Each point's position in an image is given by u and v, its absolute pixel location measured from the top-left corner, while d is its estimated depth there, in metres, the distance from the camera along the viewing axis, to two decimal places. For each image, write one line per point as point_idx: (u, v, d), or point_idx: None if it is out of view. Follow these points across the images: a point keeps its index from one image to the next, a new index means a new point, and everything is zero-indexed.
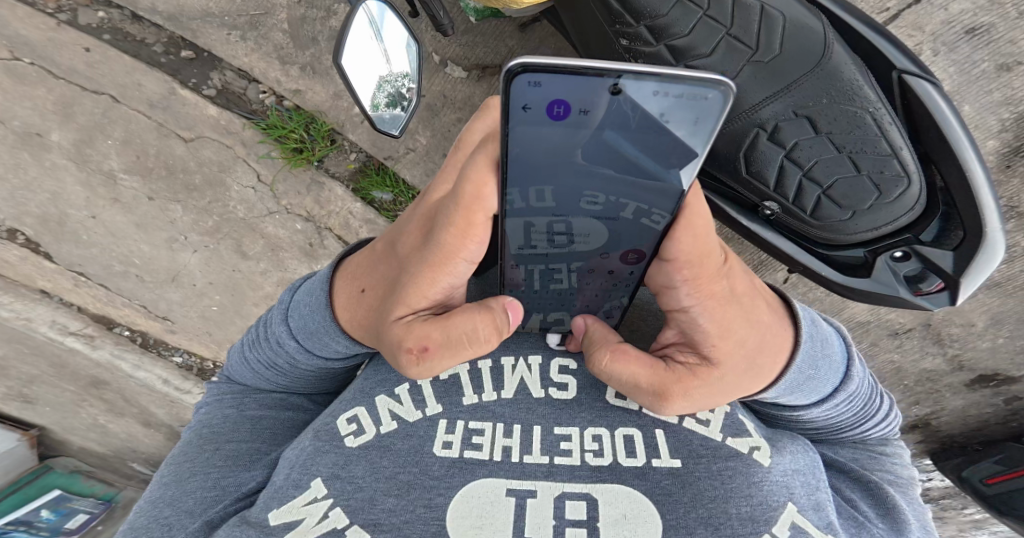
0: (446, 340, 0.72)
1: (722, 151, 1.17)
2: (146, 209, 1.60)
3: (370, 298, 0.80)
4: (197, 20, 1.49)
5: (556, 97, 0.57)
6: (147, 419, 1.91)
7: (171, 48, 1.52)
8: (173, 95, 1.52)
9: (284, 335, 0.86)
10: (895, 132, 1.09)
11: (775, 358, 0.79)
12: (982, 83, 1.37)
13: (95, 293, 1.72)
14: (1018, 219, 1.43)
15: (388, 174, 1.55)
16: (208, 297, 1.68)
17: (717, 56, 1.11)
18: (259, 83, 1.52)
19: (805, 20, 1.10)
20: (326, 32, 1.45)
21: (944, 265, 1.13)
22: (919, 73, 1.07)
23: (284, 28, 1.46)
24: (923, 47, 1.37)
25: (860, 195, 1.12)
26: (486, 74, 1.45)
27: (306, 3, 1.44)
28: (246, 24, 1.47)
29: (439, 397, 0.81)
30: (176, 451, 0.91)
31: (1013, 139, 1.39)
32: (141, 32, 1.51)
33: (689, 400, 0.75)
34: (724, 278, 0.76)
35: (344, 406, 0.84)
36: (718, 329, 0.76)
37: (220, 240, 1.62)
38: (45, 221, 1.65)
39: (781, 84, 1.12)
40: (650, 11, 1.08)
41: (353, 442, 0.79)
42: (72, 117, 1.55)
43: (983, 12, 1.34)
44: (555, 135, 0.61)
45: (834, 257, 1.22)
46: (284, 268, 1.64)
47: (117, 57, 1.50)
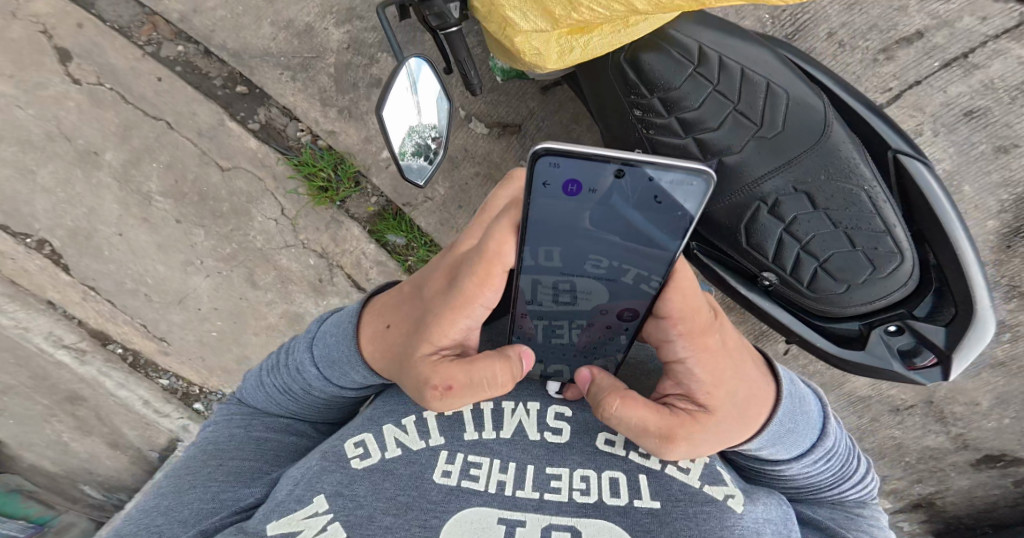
0: (468, 382, 0.76)
1: (725, 222, 1.23)
2: (171, 231, 1.68)
3: (393, 336, 0.83)
4: (257, 58, 1.59)
5: (568, 176, 0.65)
6: (115, 439, 1.89)
7: (229, 83, 1.64)
8: (222, 126, 1.62)
9: (305, 363, 0.90)
10: (889, 210, 1.15)
11: (759, 411, 0.80)
12: (981, 164, 1.43)
13: (100, 308, 1.76)
14: (1019, 299, 1.45)
15: (404, 220, 1.64)
16: (209, 323, 1.74)
17: (724, 129, 1.18)
18: (298, 121, 1.62)
19: (806, 99, 1.17)
20: (366, 79, 1.56)
21: (937, 339, 1.16)
22: (911, 153, 1.15)
23: (330, 72, 1.57)
24: (923, 127, 1.44)
25: (855, 269, 1.17)
26: (506, 132, 1.55)
27: (353, 50, 1.56)
28: (298, 66, 1.58)
29: (441, 430, 0.84)
30: (177, 464, 0.93)
31: (1012, 219, 1.44)
32: (207, 66, 1.63)
33: (690, 444, 0.75)
34: (716, 332, 0.79)
35: (350, 432, 0.86)
36: (713, 379, 0.78)
37: (234, 267, 1.69)
38: (74, 235, 1.70)
39: (783, 159, 1.18)
40: (664, 83, 1.17)
41: (358, 464, 0.81)
42: (129, 139, 1.63)
43: (979, 96, 1.42)
44: (568, 207, 0.69)
45: (830, 329, 1.26)
46: (290, 301, 1.71)
47: (182, 88, 1.61)
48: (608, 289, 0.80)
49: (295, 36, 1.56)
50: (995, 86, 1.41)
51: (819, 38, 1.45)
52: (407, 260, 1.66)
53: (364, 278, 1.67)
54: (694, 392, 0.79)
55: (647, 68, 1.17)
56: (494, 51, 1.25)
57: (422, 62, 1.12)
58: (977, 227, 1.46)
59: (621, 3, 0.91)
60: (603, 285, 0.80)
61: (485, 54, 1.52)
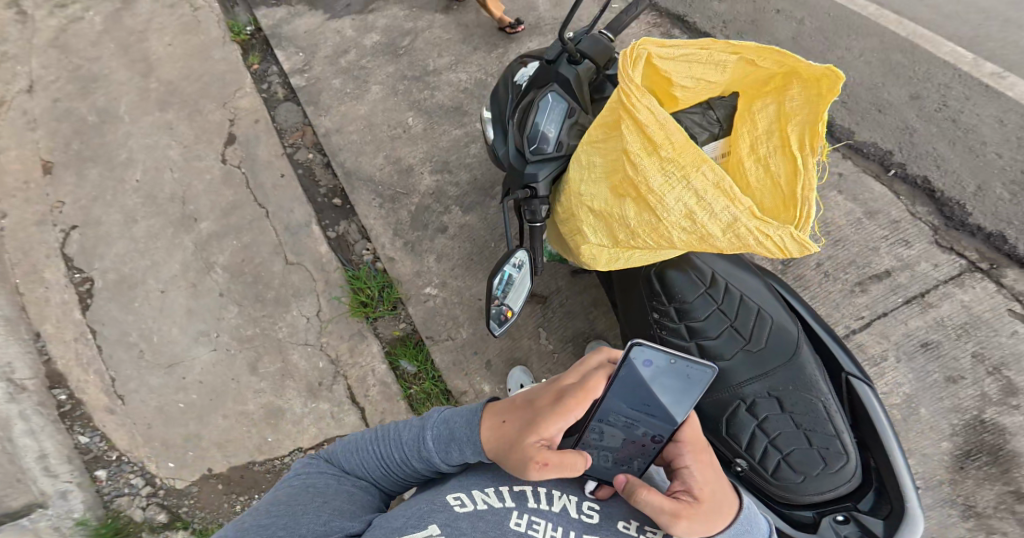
0: (563, 461, 0.74)
1: (711, 412, 1.40)
2: (209, 300, 1.84)
3: (509, 423, 0.79)
4: (361, 182, 1.99)
5: (645, 358, 0.92)
6: None
7: (330, 194, 2.01)
8: (306, 228, 1.92)
9: (420, 439, 0.84)
10: (839, 418, 1.36)
11: (732, 507, 0.78)
12: (934, 390, 1.67)
13: (83, 351, 1.79)
14: (975, 519, 1.56)
15: (422, 351, 1.78)
16: (182, 393, 1.74)
17: (722, 338, 1.44)
18: (368, 241, 1.92)
19: (785, 324, 1.46)
20: (437, 224, 1.90)
21: (878, 531, 1.23)
22: (861, 378, 1.40)
23: (411, 209, 1.93)
24: (888, 352, 1.72)
25: (810, 463, 1.30)
26: (533, 299, 1.80)
27: (433, 199, 1.94)
28: (388, 198, 1.95)
29: (512, 495, 0.74)
30: (265, 501, 0.81)
31: (963, 443, 1.61)
32: (321, 176, 2.04)
33: (695, 524, 0.72)
34: (709, 453, 0.86)
35: (451, 488, 0.78)
36: (704, 479, 0.80)
37: (244, 349, 1.78)
38: (120, 282, 1.87)
39: (763, 369, 1.41)
40: (681, 296, 1.46)
41: (460, 509, 0.72)
42: (227, 216, 1.95)
43: (932, 330, 1.73)
44: (633, 382, 0.92)
45: (789, 514, 1.34)
46: (279, 395, 1.73)
47: (293, 189, 1.98)
48: (624, 447, 0.91)
49: (397, 173, 1.99)
50: (945, 324, 1.73)
51: (810, 267, 1.85)
52: (409, 388, 1.75)
53: (363, 394, 1.73)
54: (692, 487, 0.79)
55: (669, 281, 1.47)
56: (552, 238, 1.52)
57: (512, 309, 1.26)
58: (933, 447, 1.63)
59: (666, 241, 1.10)
60: (618, 448, 0.91)
61: None
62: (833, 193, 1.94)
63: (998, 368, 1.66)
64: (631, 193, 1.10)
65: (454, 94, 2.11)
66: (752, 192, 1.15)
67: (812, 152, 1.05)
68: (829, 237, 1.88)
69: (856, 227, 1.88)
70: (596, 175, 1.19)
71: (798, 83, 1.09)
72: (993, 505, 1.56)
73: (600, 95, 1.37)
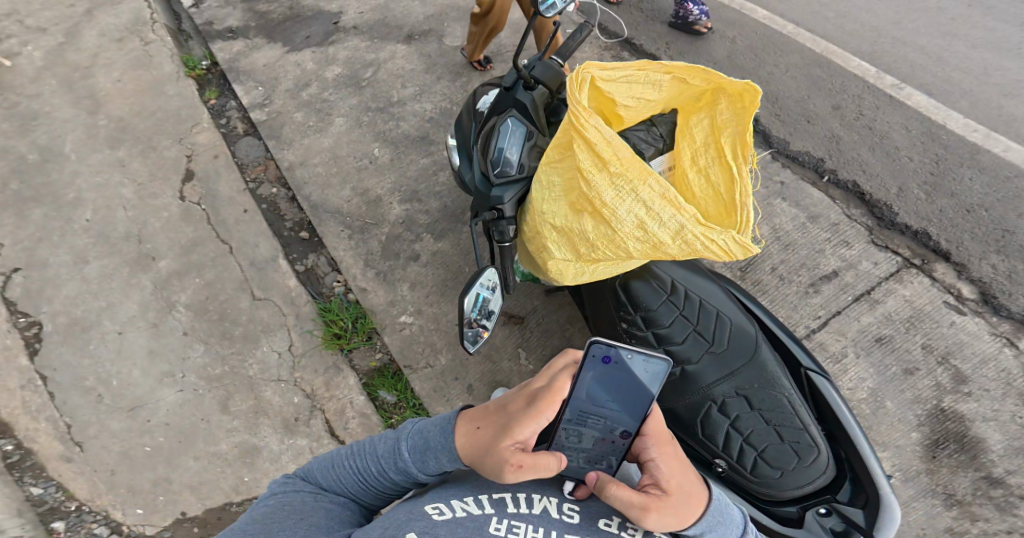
0: (539, 461, 0.72)
1: (686, 416, 1.42)
2: (172, 339, 1.77)
3: (483, 430, 0.78)
4: (329, 214, 2.01)
5: (605, 355, 0.91)
6: None
7: (296, 228, 2.02)
8: (273, 262, 1.91)
9: (397, 452, 0.82)
10: (804, 411, 1.39)
11: (700, 494, 0.78)
12: (895, 383, 1.73)
13: (31, 399, 1.67)
14: (959, 507, 1.57)
15: (401, 380, 1.74)
16: (150, 436, 1.63)
17: (687, 342, 1.47)
18: (338, 273, 1.91)
19: (743, 324, 1.51)
20: (409, 251, 1.92)
21: (859, 519, 1.29)
22: (819, 371, 1.46)
23: (380, 239, 1.95)
24: (847, 348, 1.79)
25: (786, 458, 1.33)
26: (511, 321, 1.81)
27: (404, 228, 1.97)
28: (357, 228, 1.98)
29: (491, 502, 0.73)
30: (238, 522, 0.77)
31: (931, 432, 1.66)
32: (287, 210, 2.06)
33: (666, 515, 0.72)
34: (673, 445, 0.87)
35: (431, 498, 0.76)
36: (670, 471, 0.80)
37: (213, 388, 1.70)
38: (70, 325, 1.78)
39: (728, 368, 1.44)
40: (645, 305, 1.51)
41: (438, 518, 0.70)
42: (188, 254, 1.91)
43: (883, 325, 1.81)
44: (597, 378, 0.92)
45: (773, 510, 1.38)
46: (254, 432, 1.65)
47: (258, 222, 1.99)
48: (597, 446, 0.92)
49: (365, 205, 2.02)
50: (895, 319, 1.81)
51: (766, 272, 1.93)
52: (390, 418, 1.69)
53: (342, 427, 1.66)
54: (659, 480, 0.79)
55: (634, 291, 1.53)
56: (521, 258, 1.54)
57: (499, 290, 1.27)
58: (904, 438, 1.67)
59: (623, 252, 1.13)
60: (591, 447, 0.92)
61: None
62: (777, 200, 2.06)
63: (945, 357, 1.74)
64: (588, 208, 1.13)
65: (419, 123, 2.19)
66: (696, 202, 1.21)
67: (744, 162, 1.12)
68: (780, 239, 1.98)
69: (801, 231, 1.99)
70: (556, 194, 1.22)
71: (725, 98, 1.17)
72: (971, 491, 1.58)
73: (556, 118, 1.40)
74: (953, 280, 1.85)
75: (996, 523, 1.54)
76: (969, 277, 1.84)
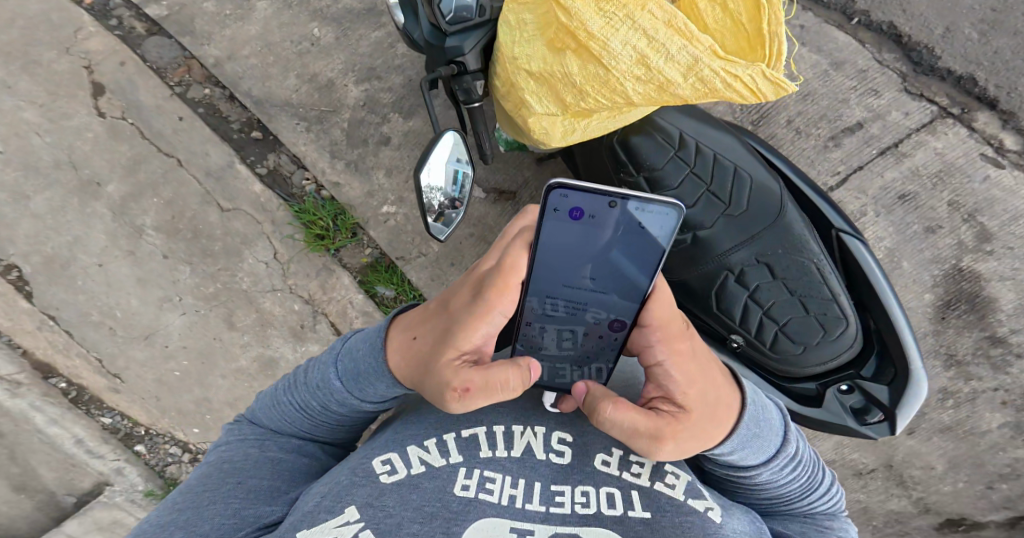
0: (485, 383, 0.72)
1: (699, 288, 1.33)
2: (155, 265, 1.71)
3: (419, 341, 0.76)
4: (277, 107, 1.73)
5: (574, 205, 0.76)
6: (25, 483, 1.78)
7: (245, 128, 1.76)
8: (230, 168, 1.72)
9: (329, 381, 0.80)
10: (833, 280, 1.30)
11: (728, 409, 0.79)
12: (915, 243, 1.61)
13: (54, 339, 1.74)
14: (957, 368, 1.59)
15: (395, 273, 1.71)
16: (173, 361, 1.74)
17: (698, 205, 1.32)
18: (305, 170, 1.74)
19: (765, 181, 1.34)
20: (376, 136, 1.71)
21: (882, 397, 1.27)
22: (851, 232, 1.32)
23: (343, 126, 1.72)
24: (866, 208, 1.63)
25: (809, 332, 1.29)
26: (502, 198, 1.68)
27: (367, 108, 1.72)
28: (314, 118, 1.73)
29: (460, 449, 0.78)
30: (181, 487, 0.80)
31: (943, 294, 1.59)
32: (229, 110, 1.76)
33: (679, 445, 0.75)
34: (688, 339, 0.82)
35: (377, 449, 0.80)
36: (688, 379, 0.78)
37: (213, 307, 1.72)
38: (48, 262, 1.73)
39: (747, 233, 1.32)
40: (649, 164, 1.32)
41: (387, 479, 0.74)
42: (135, 172, 1.72)
43: (909, 181, 1.62)
44: (569, 233, 0.80)
45: (791, 388, 1.35)
46: (266, 344, 1.72)
47: (200, 128, 1.73)
48: (592, 333, 0.93)
49: (316, 90, 1.74)
50: (921, 173, 1.62)
51: (780, 125, 1.67)
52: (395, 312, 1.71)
53: (348, 326, 1.70)
54: (673, 394, 0.79)
55: (635, 149, 1.32)
56: (503, 125, 1.37)
57: (456, 133, 1.12)
58: (916, 300, 1.61)
59: (619, 97, 0.99)
60: (583, 343, 0.95)
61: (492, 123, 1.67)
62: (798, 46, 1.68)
63: (972, 215, 1.60)
64: (571, 44, 0.97)
65: None
66: (711, 34, 0.98)
67: None
68: (803, 90, 1.66)
69: (823, 81, 1.67)
70: (530, 32, 1.06)
71: None
72: (973, 351, 1.59)
73: None
74: (997, 131, 1.62)
75: (989, 382, 1.59)
76: (1016, 126, 1.62)
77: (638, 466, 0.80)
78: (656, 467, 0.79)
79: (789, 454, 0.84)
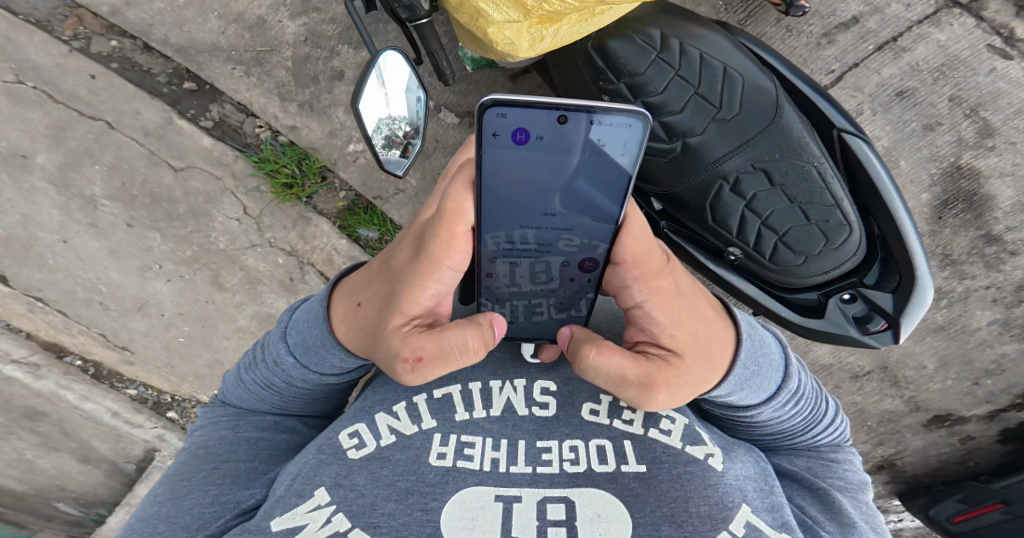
0: (438, 352, 0.78)
1: (692, 203, 1.27)
2: (122, 235, 1.63)
3: (365, 309, 0.85)
4: (205, 54, 1.55)
5: (516, 126, 0.71)
6: (86, 454, 1.84)
7: (175, 79, 1.60)
8: (169, 124, 1.58)
9: (279, 356, 0.89)
10: (836, 184, 1.22)
11: (721, 351, 0.83)
12: (913, 141, 1.49)
13: (50, 319, 1.70)
14: (952, 267, 1.55)
15: (376, 213, 1.62)
16: (175, 328, 1.69)
17: (686, 112, 1.21)
18: (255, 117, 1.61)
19: (759, 80, 1.22)
20: (327, 72, 1.55)
21: (886, 305, 1.25)
22: (854, 131, 1.22)
23: (287, 65, 1.55)
24: (863, 107, 1.49)
25: (810, 241, 1.23)
26: None
27: (310, 43, 1.54)
28: (251, 60, 1.55)
29: (432, 413, 0.85)
30: (167, 476, 0.91)
31: (942, 193, 1.51)
32: (149, 62, 1.59)
33: (671, 391, 0.78)
34: (669, 275, 0.82)
35: (345, 423, 0.86)
36: (672, 321, 0.81)
37: (196, 270, 1.65)
38: (9, 244, 1.64)
39: (741, 139, 1.22)
40: (630, 69, 1.20)
41: (355, 455, 0.81)
42: (63, 141, 1.59)
43: (908, 77, 1.47)
44: (518, 160, 0.75)
45: (791, 299, 1.32)
46: (260, 301, 1.67)
47: (121, 85, 1.57)
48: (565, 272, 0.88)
49: (247, 30, 1.54)
50: (920, 68, 1.47)
51: (770, 23, 1.48)
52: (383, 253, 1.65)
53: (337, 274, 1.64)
54: (660, 338, 0.83)
55: (613, 54, 1.20)
56: (465, 42, 1.26)
57: (394, 50, 1.07)
58: (914, 201, 1.52)
59: None
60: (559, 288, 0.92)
61: (451, 43, 1.51)
62: None
63: (974, 109, 1.47)
64: None
65: None
66: None
67: None
68: None
69: None
70: None
71: None
72: (967, 251, 1.53)
73: None
74: (1009, 19, 1.44)
75: (982, 280, 1.55)
76: None
77: (630, 412, 0.86)
78: (649, 414, 0.85)
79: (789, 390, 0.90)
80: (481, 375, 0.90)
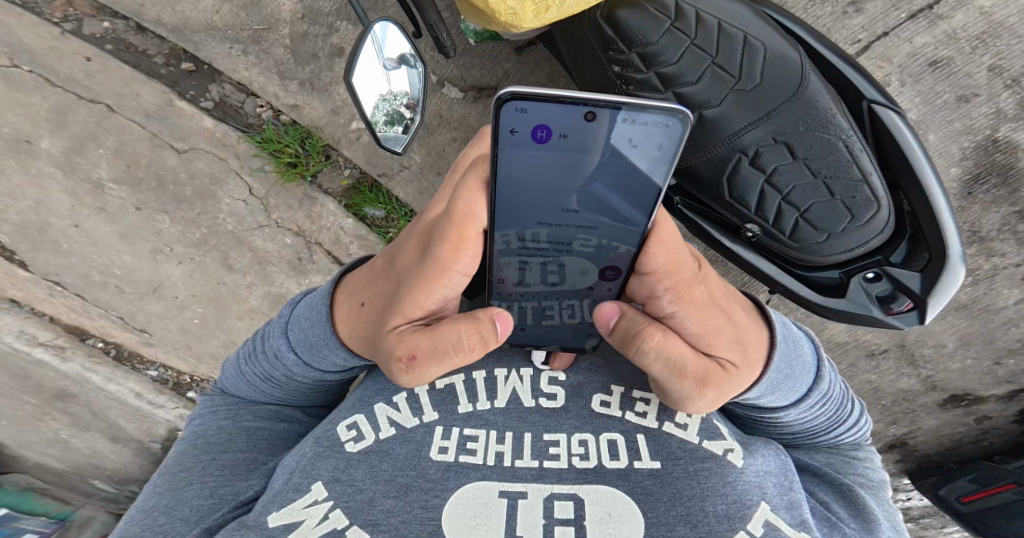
0: (432, 350, 0.74)
1: (707, 176, 1.21)
2: (131, 219, 1.62)
3: (368, 307, 0.83)
4: (201, 33, 1.52)
5: (538, 122, 0.64)
6: (115, 434, 1.86)
7: (172, 60, 1.56)
8: (170, 106, 1.55)
9: (279, 349, 0.88)
10: (865, 159, 1.15)
11: (751, 358, 0.81)
12: (944, 113, 1.41)
13: (70, 303, 1.71)
14: (979, 244, 1.47)
15: (380, 191, 1.59)
16: (189, 310, 1.69)
17: (702, 84, 1.15)
18: (256, 97, 1.57)
19: (783, 51, 1.15)
20: (326, 48, 1.50)
21: (913, 286, 1.20)
22: (886, 103, 1.14)
23: (286, 43, 1.51)
24: (890, 78, 1.41)
25: (835, 220, 1.18)
26: (482, 96, 1.50)
27: (308, 19, 1.49)
28: (248, 39, 1.52)
29: (435, 405, 0.83)
30: (165, 467, 0.90)
31: (973, 167, 1.43)
32: (143, 43, 1.55)
33: (716, 393, 0.77)
34: (701, 284, 0.78)
35: (343, 414, 0.85)
36: (709, 331, 0.78)
37: (207, 252, 1.64)
38: (23, 229, 1.64)
39: (762, 112, 1.16)
40: (642, 38, 1.13)
41: (353, 448, 0.79)
42: (65, 126, 1.57)
43: (943, 45, 1.38)
44: (537, 159, 0.68)
45: (812, 278, 1.28)
46: (271, 282, 1.66)
47: (117, 69, 1.54)
48: (577, 278, 0.84)
49: (241, 9, 1.50)
50: (957, 34, 1.38)
51: None
52: (388, 232, 1.61)
53: (345, 254, 1.62)
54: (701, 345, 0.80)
55: (622, 21, 1.13)
56: (466, 12, 1.19)
57: (385, 21, 1.02)
58: (942, 175, 1.44)
59: None
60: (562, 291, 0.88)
61: (453, 17, 1.46)
62: None
63: (1016, 79, 1.38)
64: None
65: None
66: None
67: None
68: None
69: None
70: None
71: None
72: (996, 228, 1.46)
73: None
74: None
75: (1012, 259, 1.48)
76: None
77: (644, 405, 0.83)
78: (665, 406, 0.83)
79: (821, 391, 0.88)
80: (484, 364, 0.87)
